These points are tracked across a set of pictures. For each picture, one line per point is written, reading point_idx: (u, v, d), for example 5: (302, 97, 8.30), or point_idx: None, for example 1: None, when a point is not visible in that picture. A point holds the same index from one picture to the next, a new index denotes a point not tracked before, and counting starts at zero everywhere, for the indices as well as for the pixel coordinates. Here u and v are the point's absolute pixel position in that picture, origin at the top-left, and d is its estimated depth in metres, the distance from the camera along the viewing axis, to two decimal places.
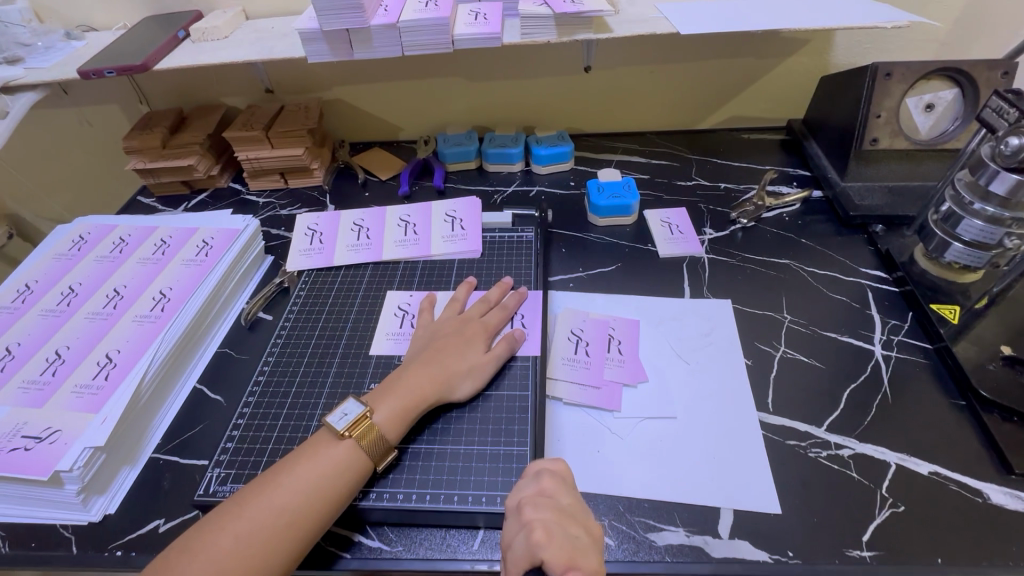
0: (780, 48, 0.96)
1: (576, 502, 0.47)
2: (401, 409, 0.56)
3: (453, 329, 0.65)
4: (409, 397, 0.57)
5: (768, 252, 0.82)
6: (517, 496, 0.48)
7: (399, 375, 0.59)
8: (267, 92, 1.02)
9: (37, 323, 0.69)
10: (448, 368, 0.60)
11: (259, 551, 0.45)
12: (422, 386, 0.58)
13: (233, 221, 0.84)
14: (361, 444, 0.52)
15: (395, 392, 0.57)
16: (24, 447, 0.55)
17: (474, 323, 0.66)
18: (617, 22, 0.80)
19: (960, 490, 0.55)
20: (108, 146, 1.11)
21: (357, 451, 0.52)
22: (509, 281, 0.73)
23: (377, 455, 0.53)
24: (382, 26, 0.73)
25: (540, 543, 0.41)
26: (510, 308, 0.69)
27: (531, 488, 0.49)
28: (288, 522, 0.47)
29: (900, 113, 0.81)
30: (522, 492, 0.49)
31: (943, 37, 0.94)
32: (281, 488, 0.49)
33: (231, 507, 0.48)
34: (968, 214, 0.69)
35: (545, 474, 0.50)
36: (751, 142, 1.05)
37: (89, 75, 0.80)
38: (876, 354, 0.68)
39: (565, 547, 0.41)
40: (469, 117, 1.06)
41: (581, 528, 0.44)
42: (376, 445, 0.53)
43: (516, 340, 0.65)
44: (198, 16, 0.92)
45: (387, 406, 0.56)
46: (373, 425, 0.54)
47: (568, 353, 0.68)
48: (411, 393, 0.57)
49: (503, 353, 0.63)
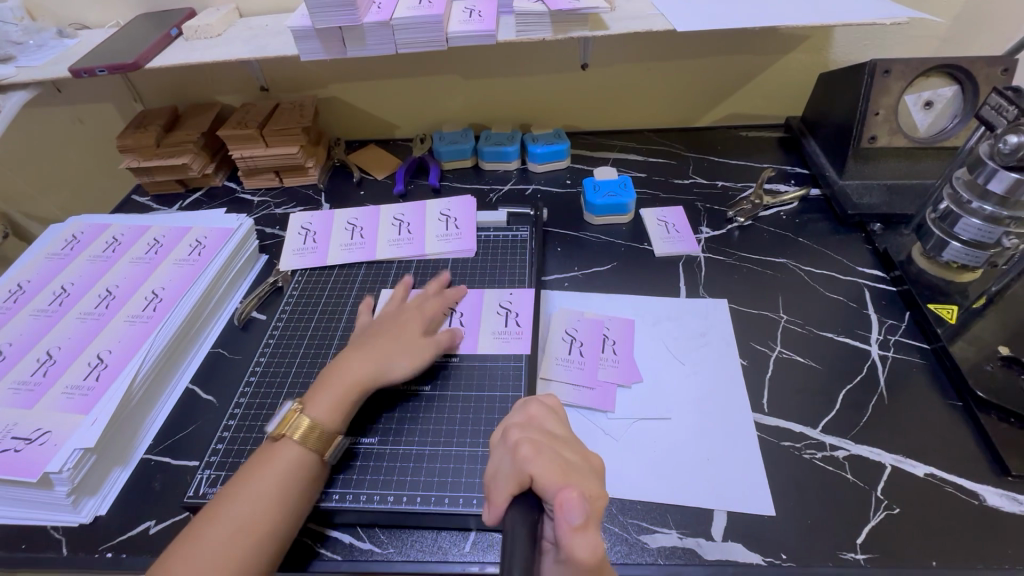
0: (778, 45, 0.95)
1: (567, 431, 0.46)
2: None
3: (386, 320, 0.64)
4: (342, 387, 0.56)
5: (765, 251, 0.82)
6: (505, 424, 0.47)
7: (331, 367, 0.59)
8: (261, 90, 1.01)
9: (28, 323, 0.69)
10: (383, 354, 0.60)
11: (224, 560, 0.45)
12: (358, 375, 0.57)
13: (226, 220, 0.83)
14: (308, 443, 0.52)
15: (328, 383, 0.57)
16: (13, 449, 0.55)
17: (409, 312, 0.66)
18: (613, 19, 0.79)
19: (956, 492, 0.54)
20: (103, 145, 1.10)
21: (307, 451, 0.52)
22: (446, 276, 0.73)
23: (326, 449, 0.53)
24: (374, 23, 0.72)
25: (528, 458, 0.40)
26: (447, 300, 0.69)
27: (518, 415, 0.48)
28: (250, 530, 0.47)
29: (899, 110, 0.81)
30: (509, 420, 0.47)
31: (943, 34, 0.93)
32: (239, 499, 0.49)
33: (217, 509, 0.48)
34: (966, 213, 0.68)
35: (535, 404, 0.49)
36: (749, 140, 1.04)
37: (80, 74, 0.79)
38: (873, 354, 0.67)
39: (556, 465, 0.39)
40: (465, 115, 1.06)
41: (573, 453, 0.43)
42: (320, 441, 0.53)
43: (454, 332, 0.65)
44: (191, 14, 0.91)
45: None
46: (311, 420, 0.54)
47: (562, 354, 0.68)
48: (344, 383, 0.57)
49: (442, 342, 0.63)
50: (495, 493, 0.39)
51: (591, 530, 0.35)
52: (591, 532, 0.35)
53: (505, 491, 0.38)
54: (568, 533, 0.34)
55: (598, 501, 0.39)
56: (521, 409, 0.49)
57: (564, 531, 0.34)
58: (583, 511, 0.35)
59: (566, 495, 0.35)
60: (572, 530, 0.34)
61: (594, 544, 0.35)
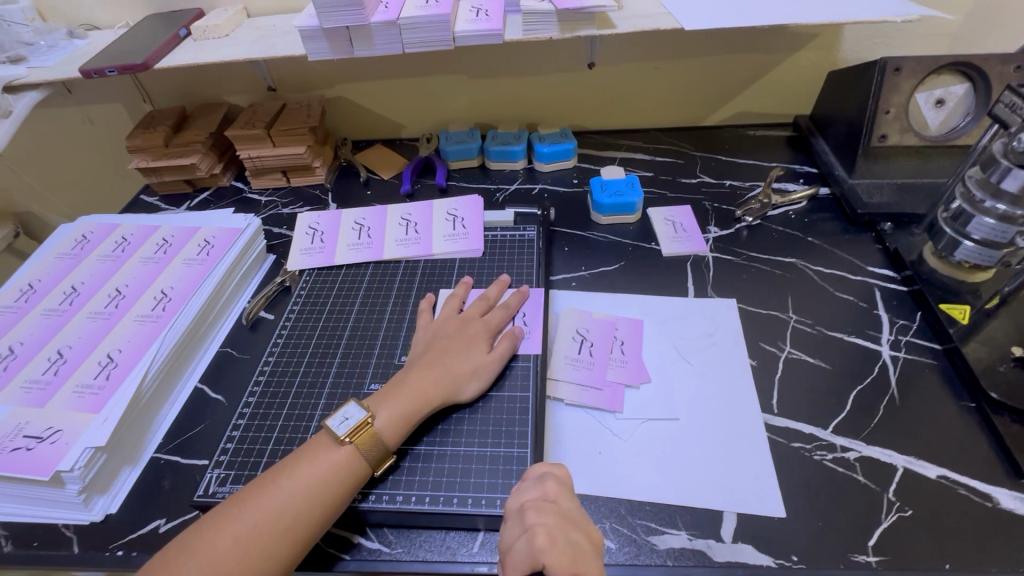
0: (788, 43, 0.94)
1: (577, 506, 0.48)
2: (402, 411, 0.55)
3: (454, 330, 0.64)
4: (412, 402, 0.56)
5: (773, 250, 0.81)
6: (519, 496, 0.48)
7: (402, 377, 0.59)
8: (268, 90, 1.01)
9: (39, 322, 0.69)
10: (454, 369, 0.59)
11: (259, 555, 0.45)
12: (426, 389, 0.57)
13: (234, 220, 0.83)
14: (361, 449, 0.52)
15: (397, 396, 0.56)
16: (25, 447, 0.56)
17: (475, 322, 0.65)
18: (620, 18, 0.79)
19: (969, 494, 0.54)
20: (112, 145, 1.11)
21: (357, 456, 0.52)
22: (507, 279, 0.72)
23: (377, 460, 0.53)
24: (382, 23, 0.72)
25: (543, 546, 0.42)
26: (512, 308, 0.68)
27: (535, 491, 0.48)
28: (286, 527, 0.47)
29: (910, 108, 0.80)
30: (524, 492, 0.48)
31: (955, 31, 0.92)
32: (281, 491, 0.48)
33: (231, 507, 0.48)
34: (978, 212, 0.67)
35: (551, 478, 0.49)
36: (757, 139, 1.04)
37: (91, 74, 0.80)
38: (884, 354, 0.66)
39: (568, 554, 0.41)
40: (472, 114, 1.06)
41: (581, 535, 0.44)
42: (375, 451, 0.53)
43: (518, 337, 0.65)
44: (200, 14, 0.92)
45: (389, 408, 0.55)
46: (375, 431, 0.53)
47: (570, 352, 0.68)
48: (413, 398, 0.56)
49: (506, 351, 0.63)
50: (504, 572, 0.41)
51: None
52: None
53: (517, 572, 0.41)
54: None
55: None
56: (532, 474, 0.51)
57: None
58: None
59: None
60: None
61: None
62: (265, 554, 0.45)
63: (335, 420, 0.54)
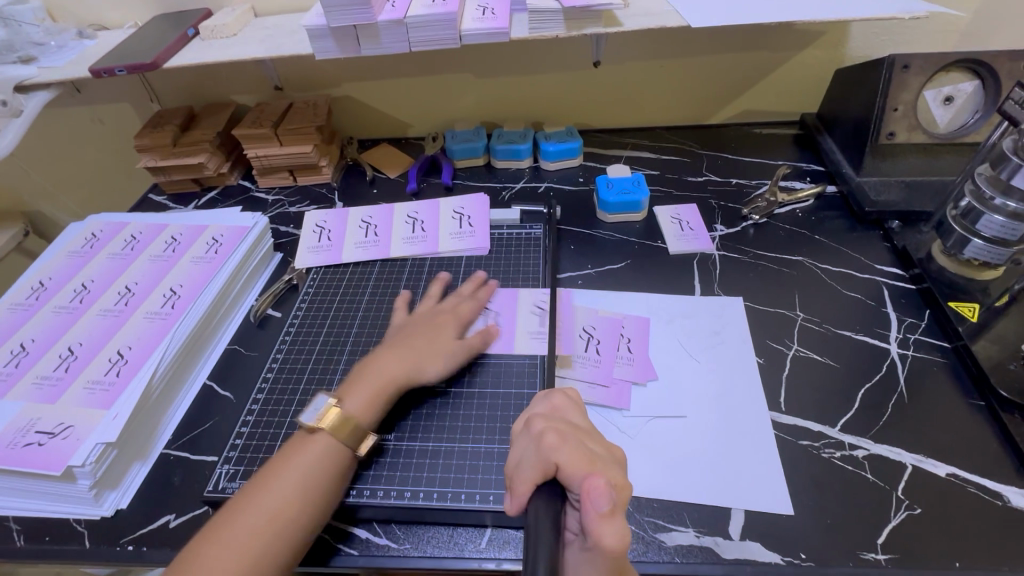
0: (795, 40, 0.94)
1: (590, 425, 0.46)
2: (369, 399, 0.56)
3: (423, 320, 0.65)
4: (375, 384, 0.57)
5: (780, 248, 0.81)
6: (529, 416, 0.47)
7: (369, 366, 0.59)
8: (275, 89, 1.02)
9: (51, 320, 0.70)
10: (416, 351, 0.60)
11: (253, 553, 0.46)
12: (391, 372, 0.58)
13: (242, 218, 0.84)
14: (336, 436, 0.53)
15: (363, 380, 0.57)
16: (38, 442, 0.56)
17: (445, 313, 0.66)
18: (627, 16, 0.79)
19: (979, 492, 0.53)
20: (121, 145, 1.12)
21: (334, 444, 0.52)
22: (482, 275, 0.73)
23: (355, 444, 0.53)
24: (389, 21, 0.72)
25: (554, 446, 0.40)
26: (482, 301, 0.69)
27: (542, 407, 0.48)
28: (276, 522, 0.47)
29: (918, 106, 0.80)
30: (533, 411, 0.48)
31: (964, 28, 0.92)
32: (267, 489, 0.49)
33: (223, 515, 0.48)
34: (988, 210, 0.67)
35: (557, 395, 0.49)
36: (764, 137, 1.03)
37: (101, 74, 0.80)
38: (892, 352, 0.66)
39: (581, 454, 0.40)
40: (478, 113, 1.06)
41: (596, 444, 0.43)
42: (350, 436, 0.53)
43: (492, 334, 0.65)
44: (208, 14, 0.92)
45: (356, 396, 0.56)
46: (342, 416, 0.54)
47: (534, 327, 0.68)
48: (377, 381, 0.57)
49: (476, 344, 0.63)
50: (517, 481, 0.39)
51: (618, 518, 0.35)
52: (617, 520, 0.35)
53: (529, 479, 0.39)
54: (595, 519, 0.35)
55: (624, 490, 0.39)
56: (545, 401, 0.49)
57: (592, 518, 0.35)
58: (610, 498, 0.35)
59: (593, 482, 0.36)
60: (600, 516, 0.34)
61: (621, 531, 0.35)
62: (260, 552, 0.46)
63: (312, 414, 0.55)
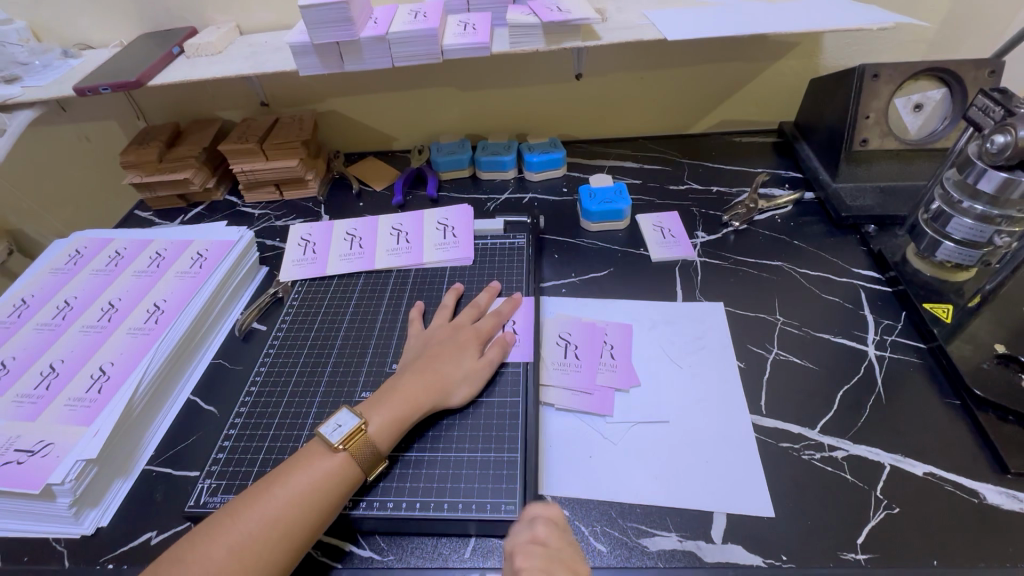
0: (770, 51, 0.96)
1: (570, 552, 0.46)
2: (396, 417, 0.56)
3: (445, 336, 0.65)
4: (404, 406, 0.57)
5: (760, 254, 0.82)
6: (511, 541, 0.47)
7: (395, 383, 0.59)
8: (261, 105, 1.03)
9: (32, 337, 0.70)
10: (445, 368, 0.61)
11: (252, 561, 0.45)
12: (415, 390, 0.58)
13: (227, 233, 0.84)
14: (353, 455, 0.52)
15: (390, 401, 0.57)
16: (16, 461, 0.56)
17: (466, 330, 0.66)
18: (605, 30, 0.81)
19: (955, 490, 0.54)
20: (106, 162, 1.12)
21: (349, 463, 0.52)
22: (497, 285, 0.73)
23: (369, 465, 0.53)
24: (370, 38, 0.74)
25: None
26: (503, 315, 0.68)
27: (525, 535, 0.47)
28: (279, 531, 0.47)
29: (889, 113, 0.82)
30: (516, 538, 0.47)
31: (931, 37, 0.95)
32: (274, 498, 0.49)
33: (224, 517, 0.48)
34: (958, 213, 0.68)
35: (540, 519, 0.48)
36: (744, 145, 1.05)
37: (85, 92, 0.81)
38: (870, 353, 0.67)
39: None
40: (463, 126, 1.07)
41: (569, 573, 0.44)
42: (367, 457, 0.53)
43: (508, 344, 0.65)
44: (193, 32, 0.93)
45: (381, 414, 0.56)
46: (367, 437, 0.54)
47: (557, 357, 0.68)
48: (404, 403, 0.57)
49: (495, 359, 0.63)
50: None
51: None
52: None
53: None
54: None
55: None
56: (526, 528, 0.48)
57: None
58: None
59: None
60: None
61: None
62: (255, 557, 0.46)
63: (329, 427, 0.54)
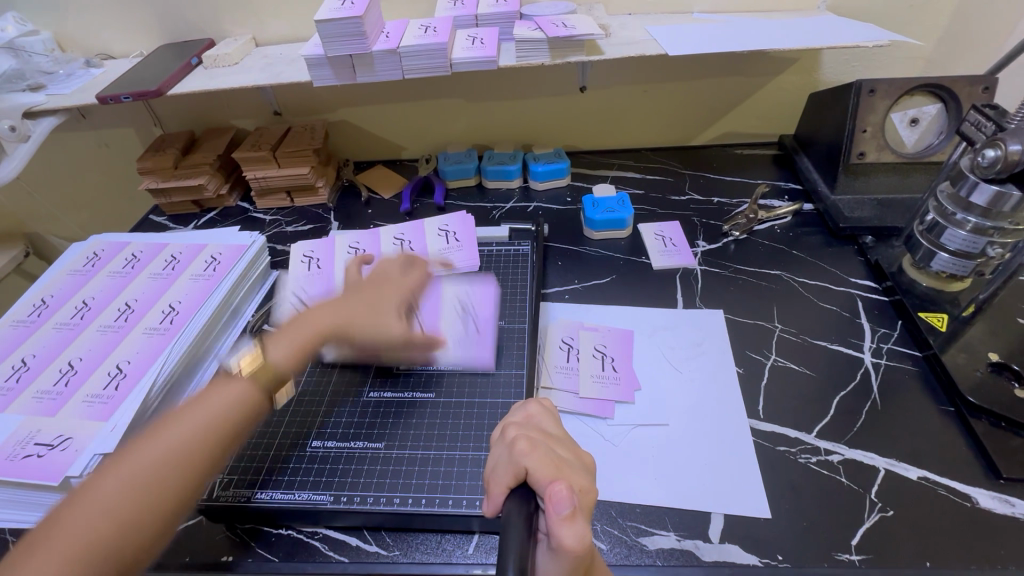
0: (770, 66, 0.99)
1: (560, 429, 0.47)
2: (297, 349, 0.59)
3: (370, 285, 0.67)
4: (308, 338, 0.61)
5: (759, 264, 0.84)
6: (505, 421, 0.49)
7: (306, 317, 0.63)
8: (274, 114, 1.06)
9: (52, 336, 0.72)
10: (345, 326, 0.63)
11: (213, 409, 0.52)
12: (307, 331, 0.61)
13: (240, 237, 0.87)
14: (257, 380, 0.56)
15: (293, 336, 0.61)
16: (37, 454, 0.58)
17: (392, 284, 0.68)
18: (609, 45, 0.83)
19: (949, 494, 0.55)
20: (122, 168, 1.15)
21: (261, 401, 0.56)
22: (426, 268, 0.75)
23: (271, 387, 0.57)
24: (383, 51, 0.76)
25: (525, 452, 0.41)
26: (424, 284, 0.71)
27: (518, 414, 0.49)
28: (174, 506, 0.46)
29: (886, 127, 0.84)
30: (509, 418, 0.49)
31: (928, 54, 0.97)
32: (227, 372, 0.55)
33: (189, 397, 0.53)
34: (952, 224, 0.70)
35: (533, 402, 0.50)
36: (744, 157, 1.08)
37: (107, 101, 0.84)
38: (866, 360, 0.69)
39: (549, 461, 0.40)
40: (470, 136, 1.10)
41: (566, 449, 0.44)
42: (270, 381, 0.57)
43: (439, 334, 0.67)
44: (211, 44, 0.97)
45: (284, 349, 0.59)
46: (270, 364, 0.58)
47: (560, 362, 0.70)
48: (311, 331, 0.61)
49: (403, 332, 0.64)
50: (492, 484, 0.41)
51: (579, 520, 0.36)
52: (579, 522, 0.36)
53: (502, 482, 0.40)
54: (556, 522, 0.36)
55: (587, 495, 0.40)
56: (521, 409, 0.50)
57: (553, 522, 0.36)
58: (571, 502, 0.36)
59: (555, 488, 0.37)
60: (561, 520, 0.36)
61: (581, 533, 0.36)
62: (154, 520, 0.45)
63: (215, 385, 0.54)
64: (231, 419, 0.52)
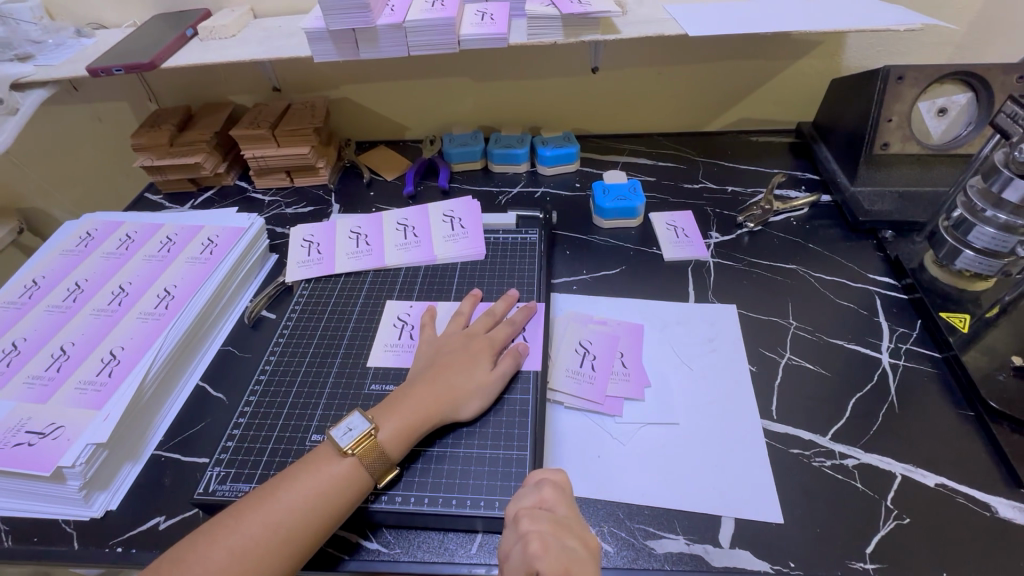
0: (792, 49, 0.94)
1: (573, 512, 0.47)
2: (407, 426, 0.55)
3: (457, 345, 0.62)
4: (414, 415, 0.55)
5: (774, 257, 0.81)
6: (516, 503, 0.48)
7: (405, 390, 0.58)
8: (274, 90, 1.02)
9: (43, 319, 0.70)
10: (439, 404, 0.57)
11: (295, 529, 0.48)
12: (410, 421, 0.55)
13: (238, 219, 0.84)
14: (363, 462, 0.52)
15: (401, 408, 0.56)
16: (27, 442, 0.56)
17: (479, 339, 0.63)
18: (625, 23, 0.79)
19: (968, 503, 0.54)
20: (116, 143, 1.11)
21: (360, 468, 0.52)
22: (515, 294, 0.70)
23: (378, 473, 0.52)
24: (388, 26, 0.72)
25: (538, 554, 0.42)
26: (517, 325, 0.66)
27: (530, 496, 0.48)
28: None
29: (912, 116, 0.80)
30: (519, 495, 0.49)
31: (958, 40, 0.93)
32: (314, 478, 0.50)
33: (277, 483, 0.50)
34: (979, 221, 0.68)
35: (548, 483, 0.49)
36: (759, 144, 1.04)
37: (97, 73, 0.80)
38: (883, 361, 0.67)
39: (561, 563, 0.42)
40: (477, 116, 1.06)
41: (577, 540, 0.45)
42: (379, 464, 0.52)
43: (521, 354, 0.63)
44: (207, 15, 0.92)
45: (393, 422, 0.55)
46: (377, 443, 0.53)
47: (571, 365, 0.66)
48: (415, 412, 0.56)
49: (507, 369, 0.61)
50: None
51: None
52: None
53: None
54: None
55: None
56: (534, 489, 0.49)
57: None
58: None
59: None
60: None
61: None
62: None
63: (301, 491, 0.49)
64: (311, 519, 0.48)
